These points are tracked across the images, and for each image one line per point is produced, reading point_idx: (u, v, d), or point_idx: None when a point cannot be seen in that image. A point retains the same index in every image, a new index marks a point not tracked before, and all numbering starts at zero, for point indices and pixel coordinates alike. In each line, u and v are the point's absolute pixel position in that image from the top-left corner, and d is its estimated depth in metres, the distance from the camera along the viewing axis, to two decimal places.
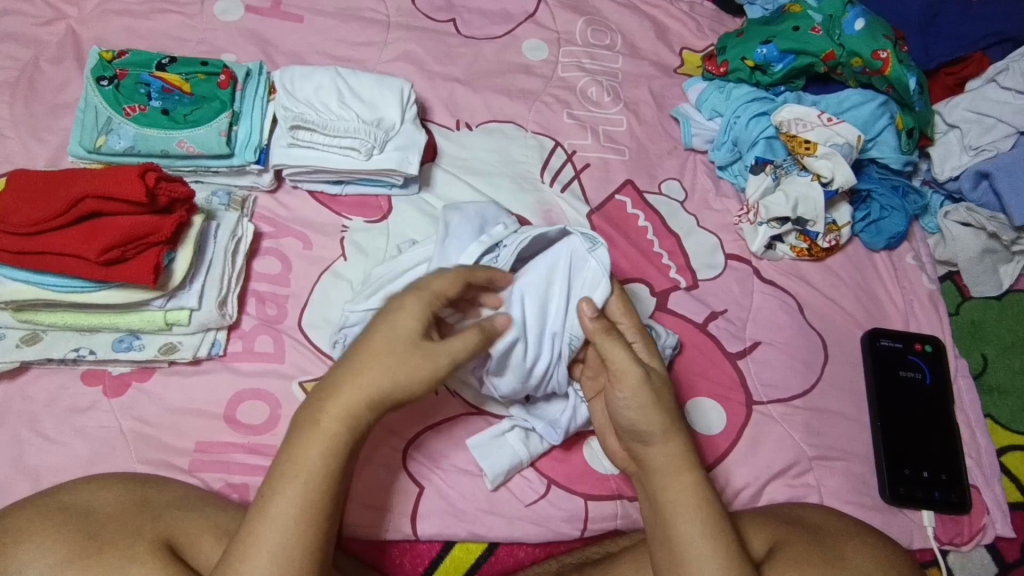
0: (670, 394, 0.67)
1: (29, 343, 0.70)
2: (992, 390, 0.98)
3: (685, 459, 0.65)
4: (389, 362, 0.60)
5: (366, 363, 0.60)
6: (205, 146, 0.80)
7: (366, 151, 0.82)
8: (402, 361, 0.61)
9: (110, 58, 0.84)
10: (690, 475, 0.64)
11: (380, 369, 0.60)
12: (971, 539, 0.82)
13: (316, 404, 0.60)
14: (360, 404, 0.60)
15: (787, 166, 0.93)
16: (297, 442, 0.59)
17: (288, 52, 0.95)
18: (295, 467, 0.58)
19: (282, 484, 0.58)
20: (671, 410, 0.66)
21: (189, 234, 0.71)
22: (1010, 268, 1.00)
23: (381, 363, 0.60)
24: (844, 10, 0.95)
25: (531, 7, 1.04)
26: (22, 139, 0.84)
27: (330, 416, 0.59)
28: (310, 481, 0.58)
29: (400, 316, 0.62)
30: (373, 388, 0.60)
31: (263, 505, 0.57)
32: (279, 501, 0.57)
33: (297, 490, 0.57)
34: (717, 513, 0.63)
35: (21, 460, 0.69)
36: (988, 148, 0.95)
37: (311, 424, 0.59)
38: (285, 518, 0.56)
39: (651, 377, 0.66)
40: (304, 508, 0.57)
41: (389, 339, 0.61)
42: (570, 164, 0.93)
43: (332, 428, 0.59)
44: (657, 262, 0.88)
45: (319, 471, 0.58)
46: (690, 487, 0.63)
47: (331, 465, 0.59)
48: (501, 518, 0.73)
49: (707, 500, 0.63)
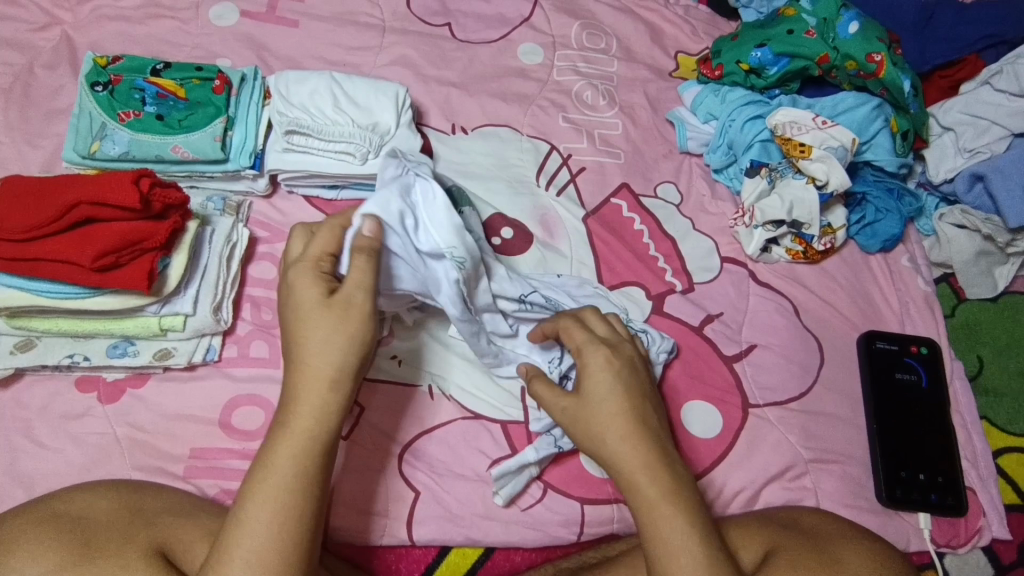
0: (607, 412, 0.65)
1: (23, 349, 0.70)
2: (988, 392, 0.98)
3: (631, 478, 0.63)
4: (324, 335, 0.60)
5: (308, 345, 0.60)
6: (199, 151, 0.80)
7: (361, 154, 0.83)
8: (330, 325, 0.60)
9: (104, 63, 0.84)
10: (643, 490, 0.62)
11: (319, 346, 0.60)
12: (967, 541, 0.82)
13: (282, 406, 0.60)
14: (320, 385, 0.59)
15: (782, 169, 0.93)
16: (269, 447, 0.59)
17: (283, 56, 0.95)
18: (269, 468, 0.58)
19: (257, 487, 0.57)
20: (608, 429, 0.64)
21: (183, 239, 0.70)
22: (1005, 270, 1.00)
23: (319, 337, 0.60)
24: (837, 14, 0.95)
25: (526, 11, 1.04)
26: (17, 145, 0.84)
27: (297, 415, 0.59)
28: (285, 479, 0.57)
29: (300, 290, 0.61)
30: (320, 364, 0.60)
31: (238, 513, 0.57)
32: (255, 507, 0.57)
33: (273, 489, 0.57)
34: (676, 527, 0.60)
35: (14, 467, 0.69)
36: (983, 150, 0.95)
37: (281, 426, 0.59)
38: (260, 523, 0.56)
39: (577, 406, 0.66)
40: (280, 508, 0.57)
41: (310, 314, 0.60)
42: (566, 168, 0.93)
43: (304, 427, 0.59)
44: (652, 266, 0.89)
45: (292, 469, 0.58)
46: (644, 503, 0.62)
47: (305, 461, 0.58)
48: (498, 523, 0.73)
49: (662, 516, 0.61)
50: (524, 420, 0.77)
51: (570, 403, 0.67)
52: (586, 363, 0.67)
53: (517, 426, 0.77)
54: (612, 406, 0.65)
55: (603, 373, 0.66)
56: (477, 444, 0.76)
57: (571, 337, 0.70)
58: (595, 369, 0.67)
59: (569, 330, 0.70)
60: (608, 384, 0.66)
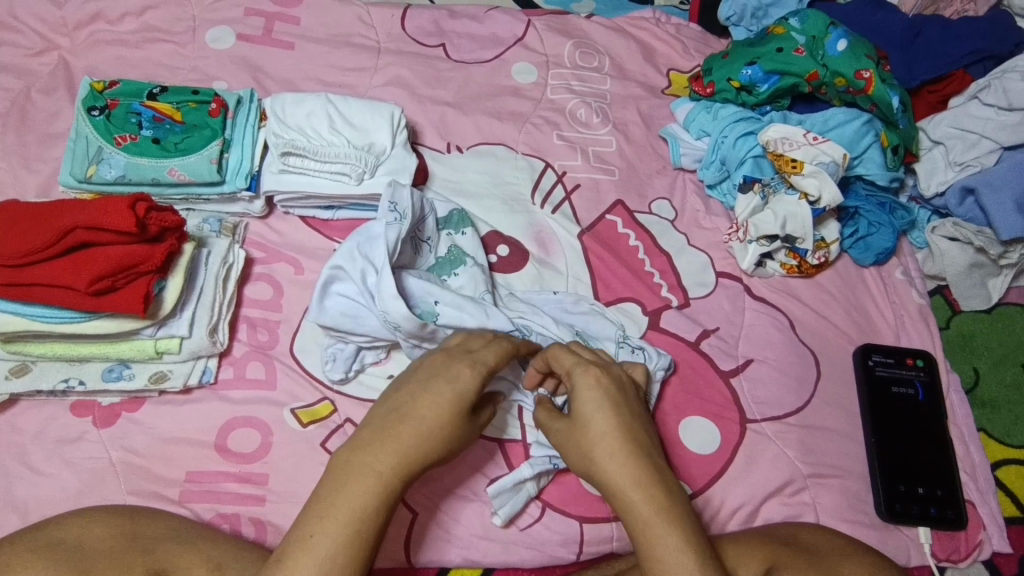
0: (604, 432, 0.64)
1: (18, 374, 0.70)
2: (984, 404, 0.98)
3: (623, 498, 0.62)
4: (446, 431, 0.62)
5: (428, 424, 0.62)
6: (195, 174, 0.80)
7: (357, 175, 0.83)
8: (457, 431, 0.63)
9: (101, 88, 0.84)
10: (639, 506, 0.61)
11: (437, 434, 0.62)
12: (968, 555, 0.81)
13: (365, 449, 0.60)
14: (425, 453, 0.61)
15: (775, 184, 0.94)
16: (344, 487, 0.58)
17: (279, 78, 0.96)
18: (345, 506, 0.57)
19: (328, 523, 0.56)
20: (604, 449, 0.64)
21: (179, 262, 0.71)
22: (998, 282, 1.01)
23: (446, 430, 0.62)
24: (826, 32, 0.96)
25: (519, 31, 1.06)
26: (14, 170, 0.84)
27: (390, 465, 0.59)
28: (363, 524, 0.57)
29: (456, 377, 0.64)
30: (433, 448, 0.62)
31: (295, 545, 0.56)
32: (322, 547, 0.56)
33: (346, 533, 0.56)
34: (671, 544, 0.59)
35: (10, 493, 0.68)
36: (973, 164, 0.96)
37: (366, 469, 0.59)
38: (320, 561, 0.55)
39: (569, 430, 0.67)
40: (342, 549, 0.56)
41: (450, 403, 0.63)
42: (561, 185, 0.94)
43: (392, 482, 0.59)
44: (648, 281, 0.89)
45: (369, 517, 0.58)
46: (641, 520, 0.61)
47: (378, 512, 0.58)
48: (496, 543, 0.73)
49: (656, 533, 0.60)
50: (521, 439, 0.77)
51: (568, 424, 0.67)
52: (576, 386, 0.67)
53: (514, 444, 0.77)
54: (601, 427, 0.65)
55: (591, 394, 0.66)
56: (474, 464, 0.75)
57: (560, 362, 0.70)
58: (585, 390, 0.67)
59: (557, 357, 0.70)
60: (597, 404, 0.66)
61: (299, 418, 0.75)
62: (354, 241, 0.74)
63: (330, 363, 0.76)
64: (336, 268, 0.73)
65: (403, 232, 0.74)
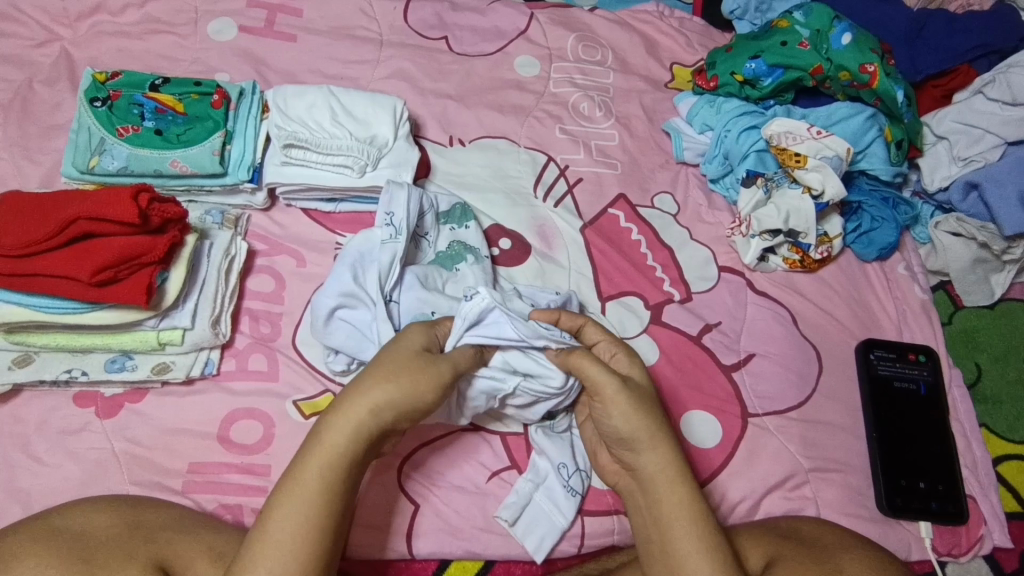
0: (659, 406, 0.69)
1: (21, 364, 0.70)
2: (987, 399, 0.97)
3: (676, 471, 0.65)
4: (396, 372, 0.62)
5: (379, 375, 0.61)
6: (198, 165, 0.80)
7: (359, 167, 0.83)
8: (412, 371, 0.62)
9: (103, 79, 0.84)
10: (685, 486, 0.65)
11: (387, 377, 0.61)
12: (969, 550, 0.81)
13: (320, 418, 0.61)
14: (361, 410, 0.60)
15: (778, 179, 0.93)
16: (300, 462, 0.60)
17: (281, 70, 0.96)
18: (297, 477, 0.59)
19: (284, 495, 0.58)
20: (663, 418, 0.67)
21: (182, 252, 0.71)
22: (1001, 277, 1.00)
23: (389, 373, 0.61)
24: (831, 25, 0.95)
25: (521, 24, 1.05)
26: (16, 161, 0.84)
27: (330, 429, 0.60)
28: (309, 490, 0.58)
29: (406, 337, 0.66)
30: (380, 392, 0.60)
31: (262, 525, 0.57)
32: (280, 518, 0.57)
33: (299, 500, 0.58)
34: (710, 522, 0.64)
35: (13, 483, 0.68)
36: (977, 159, 0.97)
37: (315, 437, 0.60)
38: (282, 532, 0.57)
39: (631, 387, 0.67)
40: (303, 522, 0.57)
41: (399, 354, 0.63)
42: (563, 178, 0.93)
43: (335, 443, 0.60)
44: (651, 275, 0.89)
45: (317, 485, 0.58)
46: (686, 498, 0.64)
47: (331, 476, 0.59)
48: (497, 535, 0.73)
49: (700, 508, 0.64)
50: (524, 432, 0.77)
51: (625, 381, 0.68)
52: (627, 357, 0.71)
53: (517, 437, 0.77)
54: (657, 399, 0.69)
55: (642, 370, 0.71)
56: (476, 457, 0.75)
57: (593, 338, 0.74)
58: (637, 364, 0.71)
59: (594, 329, 0.73)
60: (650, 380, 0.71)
61: (301, 410, 0.75)
62: (346, 267, 0.74)
63: (332, 359, 0.75)
64: (343, 294, 0.73)
65: (397, 250, 0.75)
